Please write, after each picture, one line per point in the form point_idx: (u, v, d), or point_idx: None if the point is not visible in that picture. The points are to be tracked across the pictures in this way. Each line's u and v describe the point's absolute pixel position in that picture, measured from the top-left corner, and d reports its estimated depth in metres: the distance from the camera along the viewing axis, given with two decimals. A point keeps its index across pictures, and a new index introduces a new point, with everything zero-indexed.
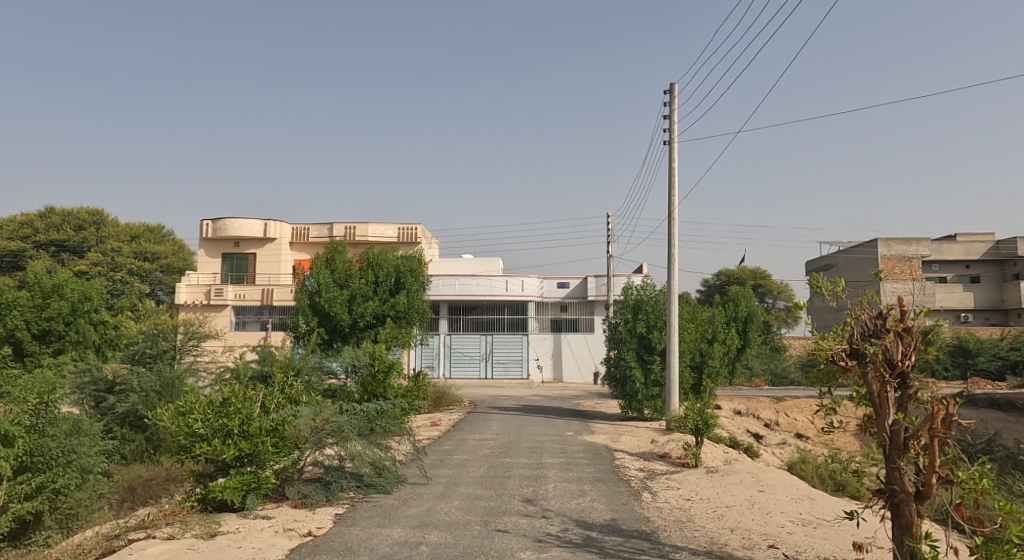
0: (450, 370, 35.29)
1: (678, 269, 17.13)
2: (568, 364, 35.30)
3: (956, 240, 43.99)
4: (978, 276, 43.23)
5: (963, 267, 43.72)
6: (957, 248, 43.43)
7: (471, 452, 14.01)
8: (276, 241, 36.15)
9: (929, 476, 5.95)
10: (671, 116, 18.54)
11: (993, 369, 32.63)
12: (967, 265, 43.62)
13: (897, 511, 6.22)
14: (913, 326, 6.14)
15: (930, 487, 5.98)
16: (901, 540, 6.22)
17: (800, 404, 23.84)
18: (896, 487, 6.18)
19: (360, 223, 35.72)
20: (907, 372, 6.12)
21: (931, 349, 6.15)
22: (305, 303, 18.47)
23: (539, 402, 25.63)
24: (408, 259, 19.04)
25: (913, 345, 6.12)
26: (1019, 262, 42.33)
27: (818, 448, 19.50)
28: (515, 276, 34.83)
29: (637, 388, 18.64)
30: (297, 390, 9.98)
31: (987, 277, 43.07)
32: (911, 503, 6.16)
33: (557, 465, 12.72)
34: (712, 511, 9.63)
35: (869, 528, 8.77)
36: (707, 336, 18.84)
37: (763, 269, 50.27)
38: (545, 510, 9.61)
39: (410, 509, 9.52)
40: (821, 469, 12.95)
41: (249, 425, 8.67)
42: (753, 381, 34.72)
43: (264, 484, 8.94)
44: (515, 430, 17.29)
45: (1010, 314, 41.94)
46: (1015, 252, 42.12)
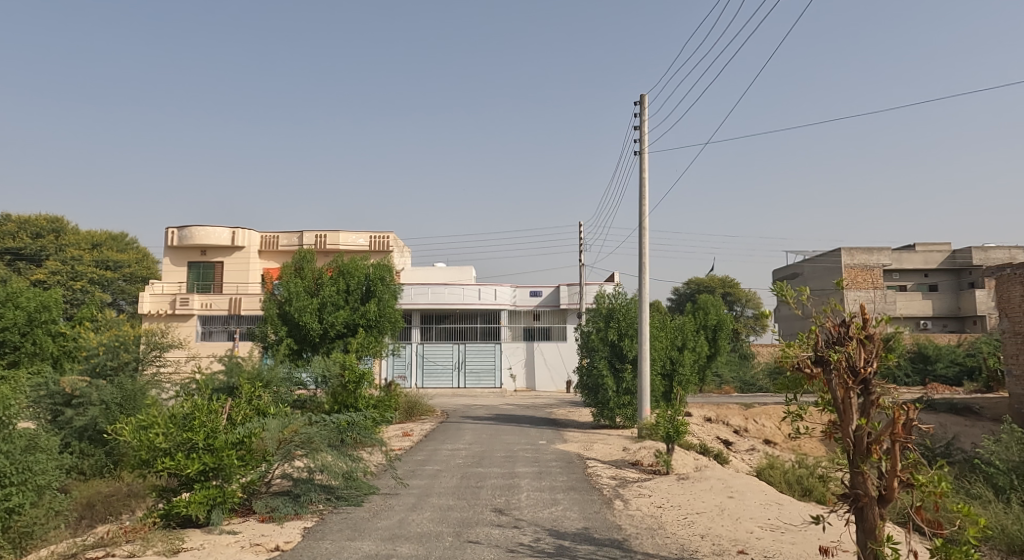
0: (421, 380, 34.95)
1: (649, 277, 17.19)
2: (540, 373, 35.38)
3: (915, 249, 44.94)
4: (935, 284, 44.21)
5: (922, 276, 44.66)
6: (916, 258, 44.33)
7: (443, 462, 13.89)
8: (244, 249, 35.64)
9: (890, 480, 6.02)
10: (643, 126, 18.69)
11: (951, 375, 33.26)
12: (925, 274, 44.61)
13: (861, 515, 6.28)
14: (875, 334, 6.24)
15: (892, 490, 6.04)
16: (865, 542, 6.27)
17: (768, 409, 24.19)
18: (860, 491, 6.23)
19: (331, 231, 35.36)
20: (869, 378, 6.20)
21: (891, 355, 6.24)
22: (274, 312, 18.16)
23: (511, 411, 25.56)
24: (379, 267, 18.90)
25: (875, 352, 6.23)
26: (974, 271, 43.35)
27: (785, 454, 19.78)
28: (487, 285, 34.95)
29: (609, 396, 18.70)
30: (266, 402, 9.86)
31: (944, 285, 44.09)
32: (874, 507, 6.22)
33: (530, 474, 12.64)
34: (683, 517, 9.64)
35: (835, 533, 8.85)
36: (677, 343, 19.00)
37: (731, 278, 51.02)
38: (517, 520, 9.52)
39: (380, 522, 9.36)
40: (788, 475, 13.09)
41: (214, 438, 8.46)
42: (722, 388, 35.12)
43: (230, 498, 8.74)
44: (488, 440, 17.17)
45: (966, 321, 42.89)
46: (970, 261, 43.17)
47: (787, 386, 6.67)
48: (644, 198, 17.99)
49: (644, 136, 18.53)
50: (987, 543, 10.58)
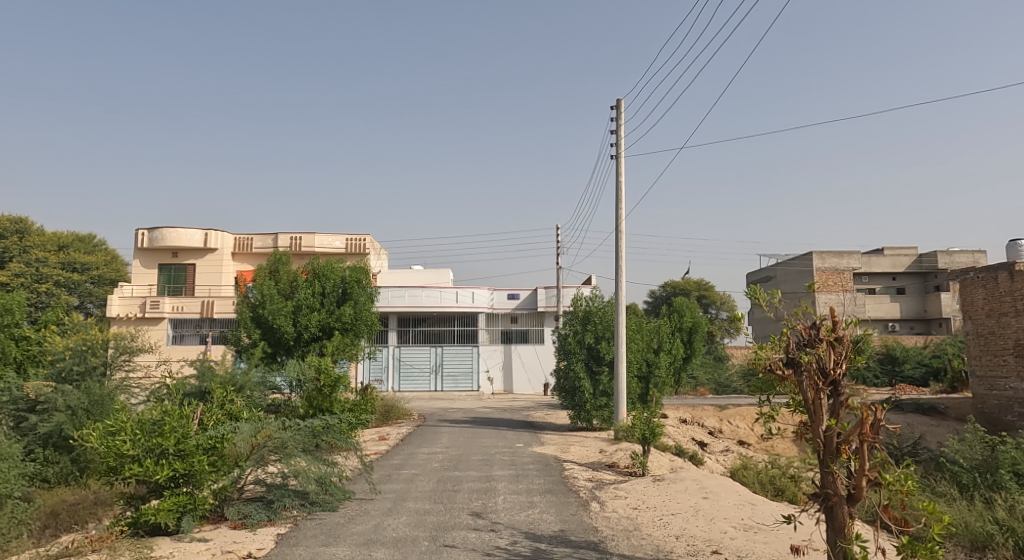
0: (398, 383, 34.70)
1: (626, 280, 17.23)
2: (517, 375, 35.35)
3: (884, 253, 45.61)
4: (903, 288, 44.92)
5: (890, 279, 45.31)
6: (884, 262, 45.01)
7: (420, 466, 13.77)
8: (217, 251, 35.17)
9: (859, 479, 6.07)
10: (619, 130, 18.76)
11: (918, 375, 33.83)
12: (893, 277, 45.28)
13: (831, 514, 6.31)
14: (845, 336, 6.28)
15: (861, 490, 6.09)
16: (835, 541, 6.32)
17: (742, 411, 24.37)
18: (829, 490, 6.27)
19: (307, 233, 35.06)
20: (839, 380, 6.24)
21: (860, 358, 6.30)
22: (247, 315, 17.92)
23: (489, 414, 25.48)
24: (356, 270, 18.75)
25: (844, 354, 6.27)
26: (939, 274, 44.11)
27: (759, 455, 19.94)
28: (464, 288, 34.80)
29: (585, 398, 18.70)
30: (239, 407, 9.73)
31: (911, 289, 44.79)
32: (844, 506, 6.26)
33: (507, 478, 12.57)
34: (658, 518, 9.63)
35: (806, 532, 8.94)
36: (653, 345, 19.06)
37: (706, 281, 51.42)
38: (494, 523, 9.45)
39: (356, 527, 9.24)
40: (761, 475, 13.17)
41: (184, 443, 8.29)
42: (697, 390, 35.35)
43: (200, 505, 8.58)
44: (465, 443, 17.08)
45: (932, 323, 43.60)
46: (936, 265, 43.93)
47: (759, 388, 6.71)
48: (621, 201, 18.04)
49: (621, 140, 18.59)
50: (952, 540, 10.78)
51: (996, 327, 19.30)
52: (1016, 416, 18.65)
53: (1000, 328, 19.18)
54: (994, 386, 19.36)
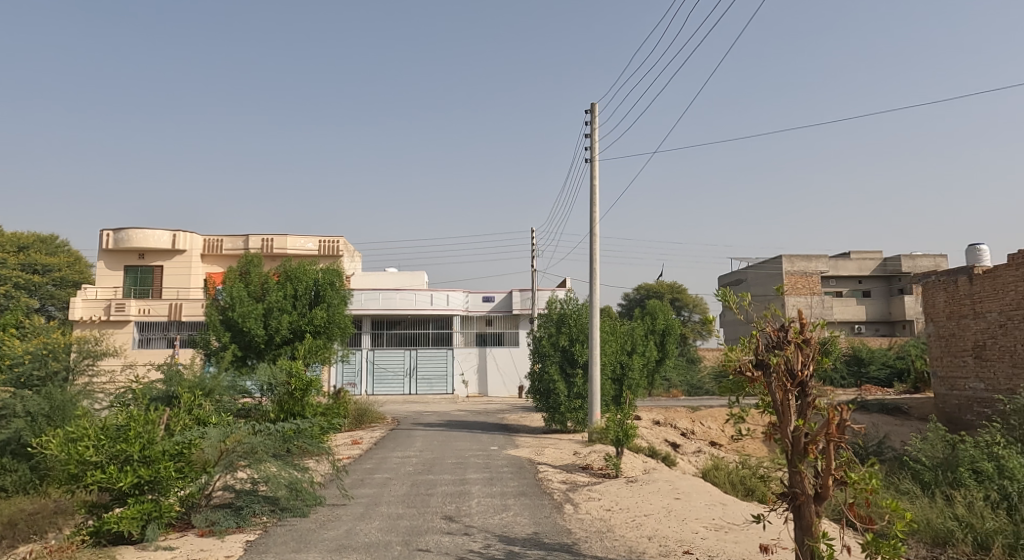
0: (371, 386, 34.41)
1: (600, 282, 17.24)
2: (491, 378, 35.26)
3: (850, 257, 46.33)
4: (869, 290, 45.64)
5: (856, 282, 45.98)
6: (851, 265, 45.71)
7: (393, 470, 13.63)
8: (185, 253, 34.61)
9: (826, 479, 6.11)
10: (594, 133, 18.79)
11: (883, 376, 34.40)
12: (859, 280, 46.00)
13: (798, 513, 6.36)
14: (811, 338, 6.32)
15: (827, 489, 6.14)
16: (802, 540, 6.36)
17: (713, 412, 24.54)
18: (797, 489, 6.31)
19: (278, 235, 34.66)
20: (806, 381, 6.28)
21: (827, 360, 6.33)
22: (216, 318, 17.64)
23: (463, 417, 25.34)
24: (328, 272, 18.52)
25: (812, 355, 6.29)
26: (903, 277, 44.90)
27: (730, 456, 20.07)
28: (439, 290, 34.62)
29: (560, 401, 18.68)
30: (207, 412, 9.54)
31: (877, 292, 45.52)
32: (811, 505, 6.30)
33: (481, 481, 12.49)
34: (631, 520, 9.61)
35: (775, 531, 9.00)
36: (627, 348, 19.11)
37: (679, 284, 51.83)
38: (467, 527, 9.36)
39: (327, 532, 9.08)
40: (732, 475, 13.25)
41: (150, 449, 8.09)
42: (670, 392, 35.52)
43: (166, 513, 8.36)
44: (439, 446, 16.95)
45: (897, 326, 44.39)
46: (900, 268, 44.73)
47: (730, 389, 6.70)
48: (595, 204, 18.07)
49: (596, 143, 18.63)
50: (914, 537, 10.94)
51: (956, 329, 19.61)
52: (975, 416, 18.96)
53: (960, 330, 19.48)
54: (955, 386, 19.72)
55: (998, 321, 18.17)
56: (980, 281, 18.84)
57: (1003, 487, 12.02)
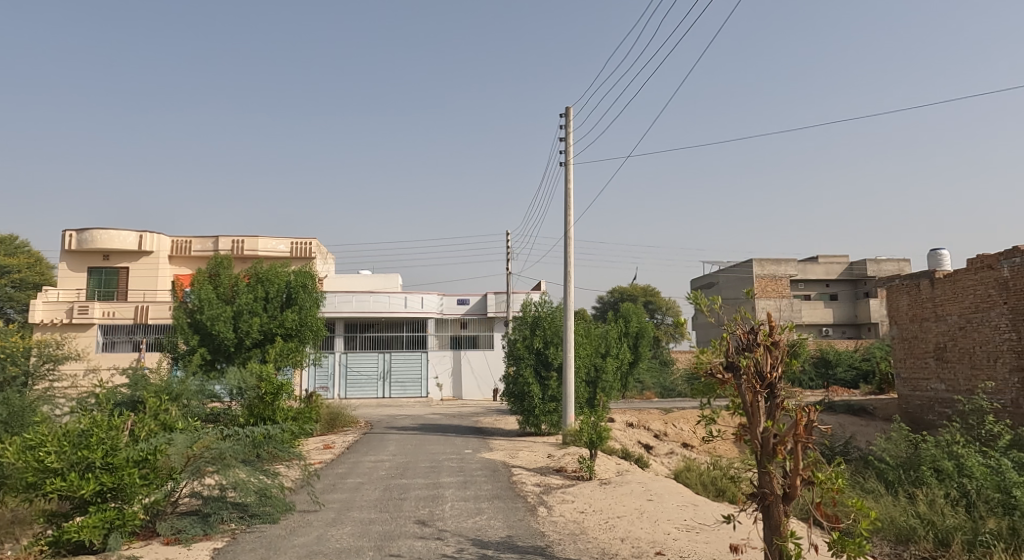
0: (344, 390, 34.04)
1: (574, 285, 17.23)
2: (465, 381, 35.12)
3: (818, 261, 46.97)
4: (836, 294, 46.27)
5: (824, 285, 46.58)
6: (818, 269, 46.35)
7: (366, 475, 13.45)
8: (152, 254, 34.00)
9: (794, 478, 6.16)
10: (569, 137, 18.78)
11: (849, 378, 34.91)
12: (827, 284, 46.60)
13: (767, 512, 6.37)
14: (780, 340, 6.36)
15: (795, 488, 6.17)
16: (771, 540, 6.37)
17: (685, 414, 24.66)
18: (766, 489, 6.33)
19: (249, 236, 34.19)
20: (775, 383, 6.31)
21: (796, 361, 6.38)
22: (184, 321, 17.32)
23: (437, 420, 25.16)
24: (300, 274, 18.27)
25: (780, 358, 6.33)
26: (869, 281, 45.62)
27: (702, 457, 20.18)
28: (413, 293, 34.40)
29: (534, 404, 18.62)
30: (174, 417, 9.32)
31: (843, 295, 46.20)
32: (780, 505, 6.32)
33: (455, 484, 12.38)
34: (604, 522, 9.58)
35: (745, 531, 9.05)
36: (601, 350, 19.13)
37: (652, 287, 52.16)
38: (440, 531, 9.26)
39: (297, 539, 8.93)
40: (703, 476, 13.32)
41: (113, 457, 7.85)
42: (644, 394, 35.65)
43: (129, 521, 8.13)
44: (412, 450, 16.78)
45: (862, 328, 45.26)
46: (866, 272, 45.48)
47: (702, 391, 6.70)
48: (570, 207, 18.07)
49: (570, 147, 18.63)
50: (878, 534, 11.10)
51: (918, 331, 19.95)
52: (937, 416, 19.30)
53: (922, 332, 19.80)
54: (917, 387, 20.06)
55: (958, 324, 18.43)
56: (940, 285, 19.14)
57: (963, 484, 12.07)
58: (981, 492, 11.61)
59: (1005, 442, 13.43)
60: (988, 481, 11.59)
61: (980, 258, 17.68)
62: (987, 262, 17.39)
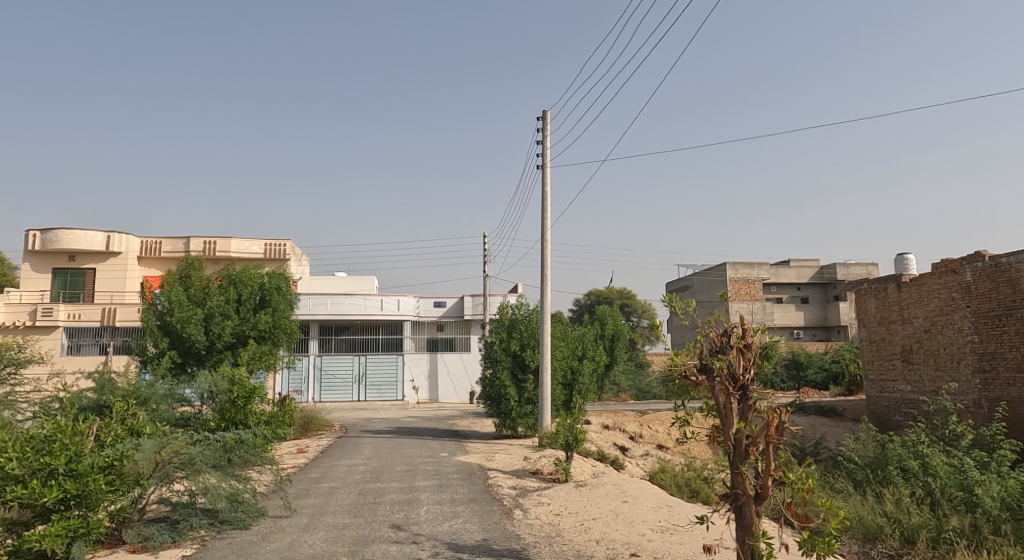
0: (319, 393, 33.65)
1: (551, 288, 17.20)
2: (442, 384, 34.96)
3: (789, 264, 47.53)
4: (806, 298, 46.75)
5: (795, 289, 46.93)
6: (790, 273, 46.88)
7: (340, 479, 13.26)
8: (120, 254, 33.38)
9: (765, 479, 6.15)
10: (545, 140, 18.77)
11: (820, 380, 35.31)
12: (798, 287, 47.01)
13: (740, 513, 6.36)
14: (752, 342, 6.34)
15: (767, 489, 6.16)
16: (743, 540, 6.36)
17: (660, 416, 24.76)
18: (738, 490, 6.32)
19: (221, 238, 33.72)
20: (748, 385, 6.30)
21: (768, 363, 6.37)
22: (153, 324, 16.99)
23: (413, 423, 24.96)
24: (274, 276, 18.03)
25: (752, 360, 6.32)
26: (838, 285, 46.22)
27: (677, 458, 20.28)
28: (389, 295, 34.17)
29: (511, 406, 18.55)
30: (141, 422, 9.09)
31: (814, 298, 46.78)
32: (752, 505, 6.31)
33: (430, 488, 12.26)
34: (579, 524, 9.53)
35: (718, 532, 9.06)
36: (577, 353, 19.11)
37: (627, 290, 52.46)
38: (415, 535, 9.14)
39: (269, 545, 8.75)
40: (678, 478, 13.35)
41: (78, 463, 7.64)
42: (619, 396, 35.79)
43: (94, 529, 7.91)
44: (388, 454, 16.61)
45: (832, 330, 46.21)
46: (836, 276, 46.14)
47: (676, 393, 6.67)
48: (546, 210, 18.03)
49: (547, 150, 18.62)
50: (846, 534, 11.18)
51: (886, 333, 20.22)
52: (903, 417, 19.58)
53: (890, 334, 20.07)
54: (885, 388, 20.32)
55: (923, 326, 18.70)
56: (907, 289, 19.41)
57: (928, 483, 12.21)
58: (944, 490, 11.74)
59: (969, 441, 13.62)
60: (951, 479, 11.74)
61: (944, 262, 17.95)
62: (951, 266, 17.65)
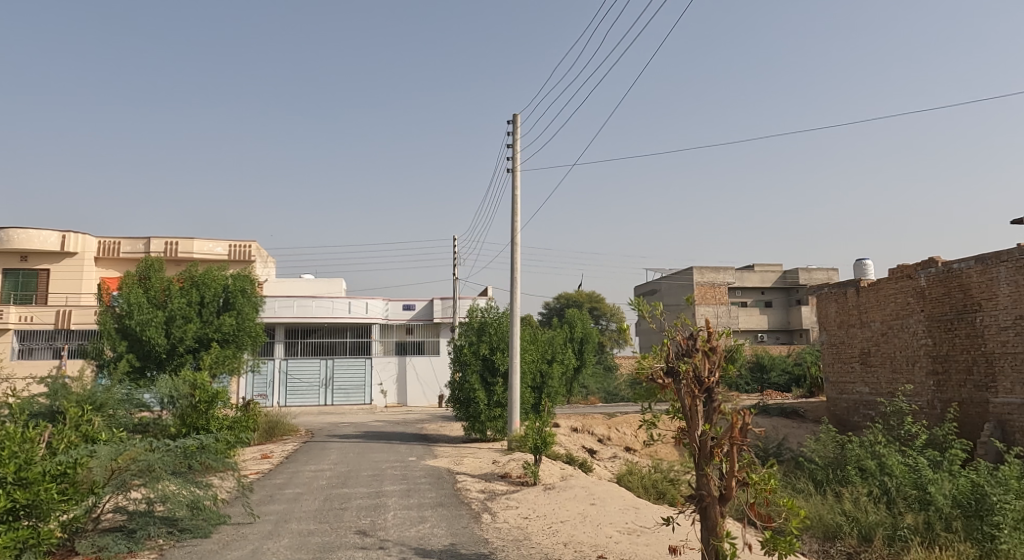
0: (284, 398, 33.09)
1: (521, 291, 17.10)
2: (410, 387, 34.66)
3: (754, 269, 48.18)
4: (770, 301, 47.46)
5: (759, 293, 47.67)
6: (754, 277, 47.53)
7: (305, 485, 12.99)
8: (76, 255, 32.51)
9: (729, 480, 6.12)
10: (516, 144, 18.70)
11: (782, 382, 35.79)
12: (762, 291, 47.74)
13: (705, 513, 6.32)
14: (718, 346, 6.29)
15: (731, 490, 6.13)
16: (708, 540, 6.32)
17: (628, 418, 24.83)
18: (703, 491, 6.28)
19: (184, 238, 33.05)
20: (713, 388, 6.27)
21: (733, 366, 6.35)
22: (111, 326, 16.53)
23: (382, 427, 24.66)
24: (238, 278, 17.69)
25: (718, 363, 6.28)
26: (800, 289, 46.96)
27: (644, 460, 20.33)
28: (358, 298, 33.80)
29: (480, 410, 18.40)
30: (96, 428, 8.76)
31: (777, 302, 47.48)
32: (717, 506, 6.27)
33: (398, 493, 12.07)
34: (547, 527, 9.44)
35: (684, 533, 9.06)
36: (547, 356, 19.05)
37: (597, 293, 52.72)
38: (382, 540, 8.96)
39: (230, 553, 8.51)
40: (645, 479, 13.36)
41: (28, 471, 7.33)
42: (588, 399, 35.88)
43: (45, 540, 7.57)
44: (354, 459, 16.35)
45: (794, 334, 46.61)
46: (798, 280, 46.91)
47: (642, 396, 6.62)
48: (517, 214, 17.95)
49: (518, 154, 18.53)
50: (807, 532, 11.31)
51: (845, 337, 20.53)
52: (861, 418, 19.88)
53: (849, 338, 20.38)
54: (844, 390, 20.63)
55: (880, 330, 19.01)
56: (865, 293, 19.72)
57: (884, 482, 12.34)
58: (900, 488, 11.90)
59: (923, 440, 13.84)
60: (906, 478, 11.93)
61: (899, 267, 18.27)
62: (906, 272, 17.98)
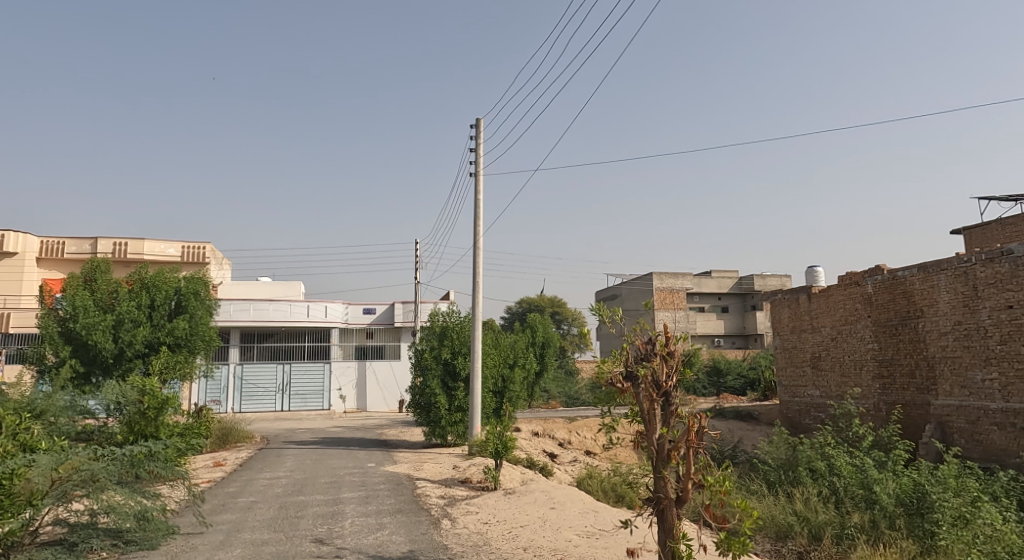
0: (238, 403, 32.30)
1: (483, 295, 16.94)
2: (369, 392, 34.18)
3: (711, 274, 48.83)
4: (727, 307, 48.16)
5: (716, 298, 48.12)
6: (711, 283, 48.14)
7: (259, 493, 12.59)
8: (17, 255, 31.31)
9: (685, 482, 6.03)
10: (478, 147, 18.55)
11: (738, 385, 36.26)
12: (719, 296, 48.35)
13: (661, 516, 6.22)
14: (676, 350, 6.26)
15: (687, 492, 6.04)
16: (664, 542, 6.22)
17: (588, 422, 24.81)
18: (660, 494, 6.18)
19: (133, 239, 32.10)
20: (671, 392, 6.21)
21: (689, 371, 6.31)
22: (54, 330, 15.86)
23: (340, 433, 24.21)
24: (192, 281, 17.19)
25: (675, 367, 6.25)
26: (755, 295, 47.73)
27: (604, 464, 20.31)
28: (317, 302, 33.24)
29: (440, 414, 18.12)
30: (35, 436, 8.29)
31: (733, 308, 48.21)
32: (673, 508, 6.18)
33: (355, 500, 11.77)
34: (507, 532, 9.27)
35: (642, 536, 8.98)
36: (508, 360, 18.89)
37: (558, 298, 52.88)
38: (338, 549, 8.68)
39: None
40: (604, 483, 13.29)
41: None
42: (549, 403, 35.85)
43: None
44: (311, 465, 15.95)
45: (749, 338, 47.60)
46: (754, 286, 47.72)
47: (602, 399, 6.51)
48: (479, 217, 17.80)
49: (480, 157, 18.39)
50: (760, 532, 11.39)
51: (797, 341, 20.84)
52: (812, 420, 20.16)
53: (801, 342, 20.69)
54: (797, 393, 20.92)
55: (830, 335, 19.33)
56: (816, 299, 20.04)
57: (833, 482, 12.44)
58: (847, 488, 11.99)
59: (870, 441, 14.07)
60: (853, 478, 11.99)
61: (849, 274, 18.61)
62: (855, 278, 18.33)
